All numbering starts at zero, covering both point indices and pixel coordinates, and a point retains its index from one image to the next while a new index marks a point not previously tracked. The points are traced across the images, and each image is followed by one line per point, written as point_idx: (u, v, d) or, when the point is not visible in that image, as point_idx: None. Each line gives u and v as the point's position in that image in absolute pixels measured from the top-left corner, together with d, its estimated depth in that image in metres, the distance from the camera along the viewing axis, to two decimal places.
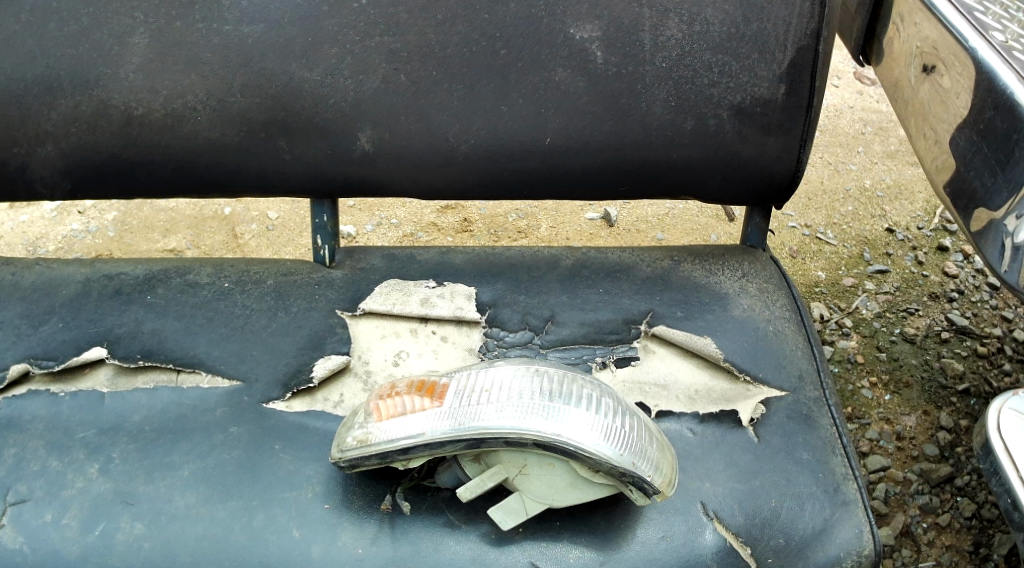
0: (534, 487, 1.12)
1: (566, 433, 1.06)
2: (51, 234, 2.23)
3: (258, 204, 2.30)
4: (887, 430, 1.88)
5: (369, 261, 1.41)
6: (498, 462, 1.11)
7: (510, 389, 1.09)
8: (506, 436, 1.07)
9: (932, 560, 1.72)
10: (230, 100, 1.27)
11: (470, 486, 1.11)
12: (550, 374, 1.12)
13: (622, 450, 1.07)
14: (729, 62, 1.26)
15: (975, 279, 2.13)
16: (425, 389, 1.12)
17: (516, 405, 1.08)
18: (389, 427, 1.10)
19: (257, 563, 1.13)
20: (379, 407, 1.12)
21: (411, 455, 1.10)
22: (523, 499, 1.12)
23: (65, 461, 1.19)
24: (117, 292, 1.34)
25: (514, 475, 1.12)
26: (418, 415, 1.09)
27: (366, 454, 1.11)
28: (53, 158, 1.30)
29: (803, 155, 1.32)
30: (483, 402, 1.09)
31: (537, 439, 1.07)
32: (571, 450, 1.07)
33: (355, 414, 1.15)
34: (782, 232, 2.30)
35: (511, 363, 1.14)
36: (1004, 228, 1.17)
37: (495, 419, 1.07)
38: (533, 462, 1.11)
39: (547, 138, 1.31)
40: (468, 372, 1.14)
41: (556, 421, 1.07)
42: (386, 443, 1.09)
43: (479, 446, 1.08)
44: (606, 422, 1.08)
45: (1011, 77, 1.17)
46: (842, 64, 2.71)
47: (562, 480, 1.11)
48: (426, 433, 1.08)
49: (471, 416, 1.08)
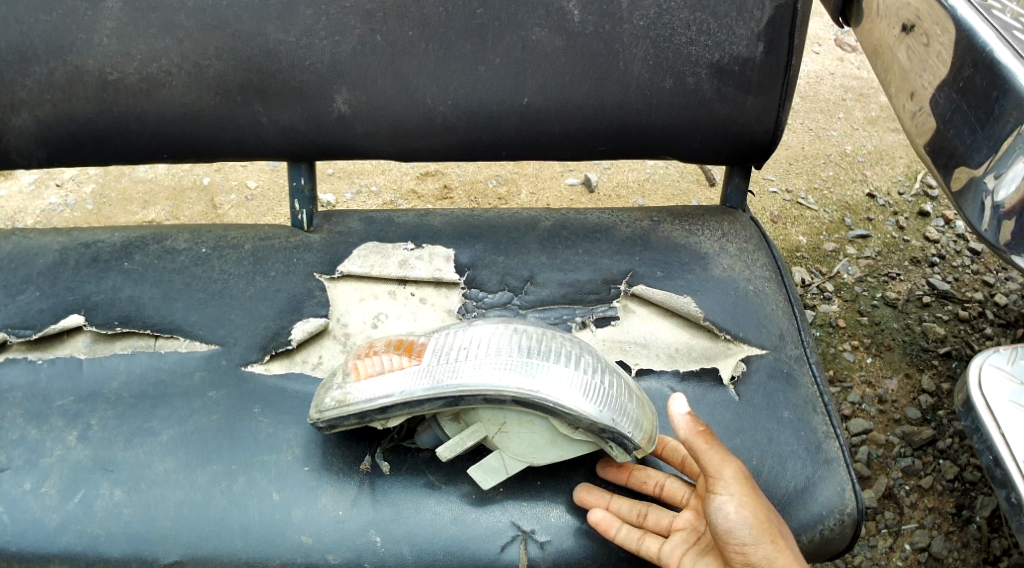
0: (513, 445, 1.12)
1: (545, 389, 1.07)
2: (29, 209, 2.19)
3: (236, 173, 2.27)
4: (869, 393, 1.86)
5: (347, 224, 1.39)
6: (478, 420, 1.12)
7: (489, 345, 1.10)
8: (485, 393, 1.07)
9: (915, 523, 1.71)
10: (205, 64, 1.26)
11: (450, 446, 1.12)
12: (528, 328, 1.12)
13: (601, 406, 1.08)
14: (707, 21, 1.26)
15: (957, 244, 2.11)
16: (403, 346, 1.13)
17: (493, 361, 1.08)
18: (367, 386, 1.10)
19: (237, 527, 1.13)
20: (357, 366, 1.12)
21: (389, 415, 1.10)
22: (502, 456, 1.13)
23: (43, 429, 1.19)
24: (94, 259, 1.33)
25: (493, 434, 1.13)
26: (396, 373, 1.10)
27: (345, 414, 1.10)
28: (29, 126, 1.28)
29: (781, 116, 1.32)
30: (462, 359, 1.09)
31: (516, 395, 1.07)
32: (551, 406, 1.07)
33: (332, 375, 1.14)
34: (763, 197, 2.27)
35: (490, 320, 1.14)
36: (984, 187, 1.17)
37: (472, 375, 1.08)
38: (512, 419, 1.12)
39: (525, 98, 1.30)
40: (447, 331, 1.14)
41: (534, 377, 1.07)
42: (364, 403, 1.09)
43: (457, 404, 1.09)
44: (585, 377, 1.09)
45: (990, 36, 1.17)
46: (823, 31, 2.69)
47: (541, 437, 1.12)
48: (405, 391, 1.08)
49: (448, 372, 1.08)
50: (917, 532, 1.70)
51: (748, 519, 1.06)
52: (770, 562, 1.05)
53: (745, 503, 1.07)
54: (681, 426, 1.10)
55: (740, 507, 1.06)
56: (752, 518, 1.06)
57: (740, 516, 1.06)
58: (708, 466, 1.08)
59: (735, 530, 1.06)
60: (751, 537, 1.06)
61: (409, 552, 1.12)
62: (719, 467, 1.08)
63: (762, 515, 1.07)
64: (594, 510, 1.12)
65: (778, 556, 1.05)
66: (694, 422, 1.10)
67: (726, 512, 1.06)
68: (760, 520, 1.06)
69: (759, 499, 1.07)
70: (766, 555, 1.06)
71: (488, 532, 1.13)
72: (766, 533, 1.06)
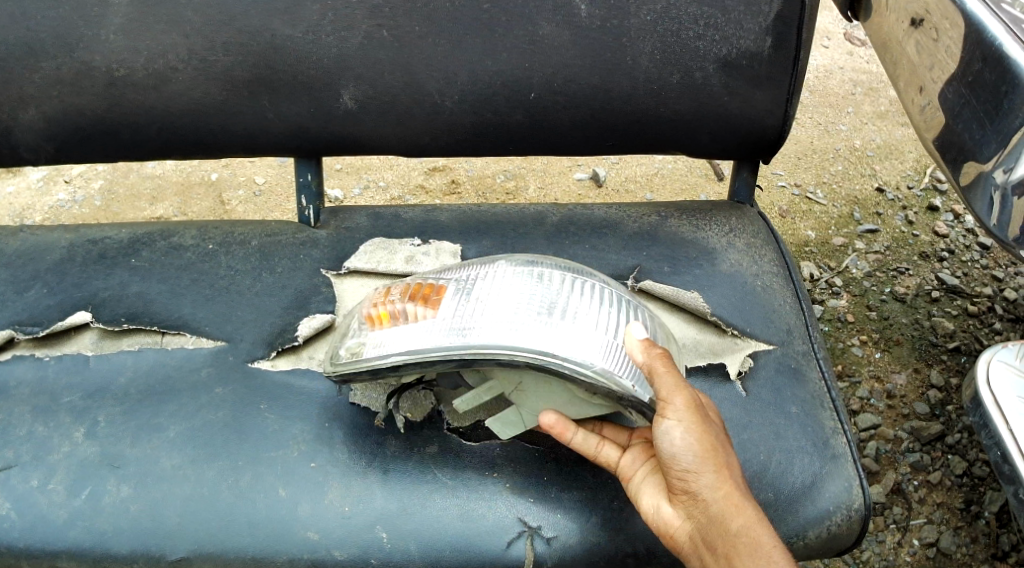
0: (530, 401, 1.14)
1: (561, 354, 1.08)
2: (37, 205, 2.19)
3: (244, 169, 2.26)
4: (878, 388, 1.85)
5: (354, 220, 1.39)
6: (495, 377, 1.12)
7: (508, 307, 1.11)
8: (499, 356, 1.08)
9: (924, 518, 1.70)
10: (213, 59, 1.26)
11: (467, 399, 1.14)
12: (551, 288, 1.13)
13: (619, 375, 1.08)
14: (715, 15, 1.26)
15: (966, 238, 2.10)
16: (422, 302, 1.14)
17: (510, 324, 1.09)
18: (383, 341, 1.11)
19: (245, 522, 1.13)
20: (376, 320, 1.14)
21: (403, 373, 1.11)
22: (520, 412, 1.15)
23: (51, 425, 1.19)
24: (101, 256, 1.33)
25: (510, 391, 1.13)
26: (413, 330, 1.11)
27: (358, 369, 1.11)
28: (36, 122, 1.29)
29: (790, 109, 1.31)
30: (479, 321, 1.10)
31: (530, 361, 1.08)
32: (567, 372, 1.08)
33: (349, 326, 1.17)
34: (772, 191, 2.25)
35: (513, 275, 1.14)
36: (992, 181, 1.16)
37: (487, 337, 1.08)
38: (529, 379, 1.12)
39: (533, 93, 1.29)
40: (471, 285, 1.15)
41: (551, 342, 1.08)
42: (378, 360, 1.10)
43: (471, 366, 1.09)
44: (604, 343, 1.09)
45: (1000, 29, 1.16)
46: (832, 25, 2.67)
47: (559, 397, 1.13)
48: (419, 351, 1.09)
49: (464, 333, 1.09)
50: (925, 527, 1.69)
51: (693, 446, 1.04)
52: (711, 493, 1.04)
53: (693, 430, 1.04)
54: (637, 351, 1.09)
55: (686, 434, 1.04)
56: (699, 445, 1.04)
57: (685, 442, 1.04)
58: (658, 391, 1.06)
59: (679, 457, 1.05)
60: (694, 465, 1.04)
61: (415, 548, 1.13)
62: (669, 393, 1.05)
63: (708, 444, 1.04)
64: (546, 413, 1.12)
65: (720, 486, 1.04)
66: (650, 347, 1.09)
67: (672, 436, 1.05)
68: (707, 447, 1.04)
69: (709, 428, 1.05)
70: (709, 485, 1.04)
71: (494, 527, 1.13)
72: (711, 462, 1.04)
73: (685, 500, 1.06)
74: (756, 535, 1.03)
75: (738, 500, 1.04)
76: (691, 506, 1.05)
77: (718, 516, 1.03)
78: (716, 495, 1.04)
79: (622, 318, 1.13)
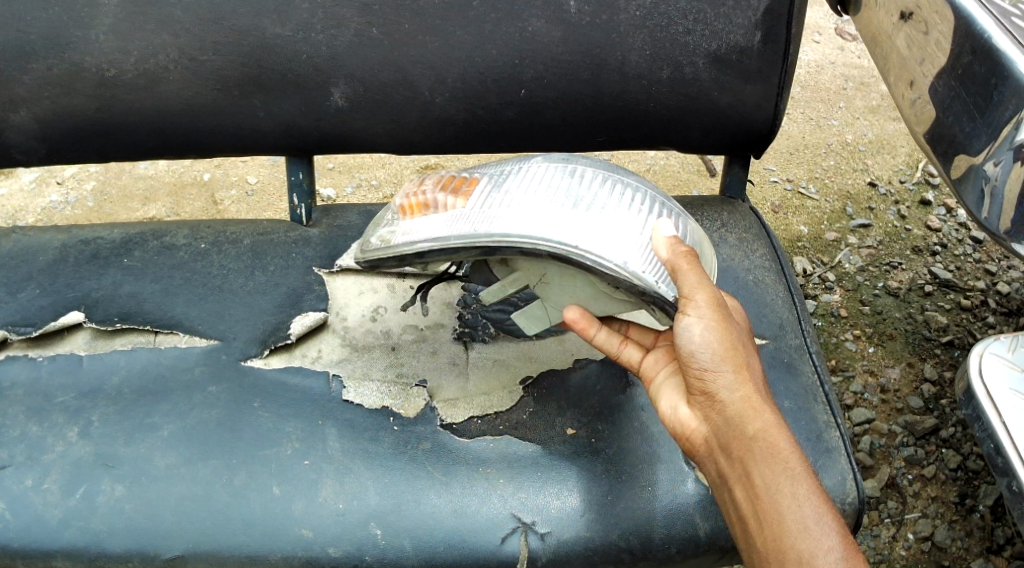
0: (554, 296, 1.16)
1: (585, 248, 1.07)
2: (29, 206, 2.18)
3: (236, 169, 2.26)
4: (871, 382, 1.86)
5: (345, 219, 1.39)
6: (520, 269, 1.14)
7: (536, 198, 1.10)
8: (521, 245, 1.08)
9: (918, 512, 1.71)
10: (203, 59, 1.26)
11: (494, 291, 1.17)
12: (582, 181, 1.13)
13: (643, 270, 1.07)
14: (704, 10, 1.26)
15: (959, 232, 2.11)
16: (453, 192, 1.14)
17: (536, 215, 1.09)
18: (411, 229, 1.13)
19: (239, 521, 1.13)
20: (407, 208, 1.15)
21: (428, 261, 1.13)
22: (546, 307, 1.18)
23: (44, 425, 1.19)
24: (94, 256, 1.33)
25: (536, 283, 1.15)
26: (439, 219, 1.12)
27: (386, 256, 1.14)
28: (28, 123, 1.29)
29: (780, 104, 1.32)
30: (505, 211, 1.10)
31: (552, 251, 1.07)
32: (590, 264, 1.07)
33: (384, 214, 1.19)
34: (765, 186, 2.26)
35: (546, 168, 1.14)
36: (983, 173, 1.16)
37: (511, 227, 1.08)
38: (553, 273, 1.13)
39: (523, 89, 1.30)
40: (504, 176, 1.14)
41: (575, 233, 1.08)
42: (405, 246, 1.12)
43: (493, 254, 1.10)
44: (631, 239, 1.09)
45: (989, 22, 1.16)
46: (824, 20, 2.66)
47: (582, 291, 1.14)
48: (443, 238, 1.10)
49: (488, 220, 1.09)
50: (920, 521, 1.70)
51: (711, 344, 1.06)
52: (729, 394, 1.06)
53: (713, 328, 1.07)
54: (664, 248, 1.09)
55: (706, 331, 1.06)
56: (718, 343, 1.06)
57: (704, 340, 1.07)
58: (681, 288, 1.07)
59: (697, 354, 1.07)
60: (711, 363, 1.06)
61: (410, 545, 1.13)
62: (691, 289, 1.07)
63: (727, 343, 1.07)
64: (570, 308, 1.15)
65: (738, 386, 1.06)
66: (676, 244, 1.09)
67: (692, 333, 1.07)
68: (725, 346, 1.07)
69: (729, 327, 1.07)
70: (728, 386, 1.07)
71: (488, 524, 1.13)
72: (730, 362, 1.07)
73: (702, 401, 1.08)
74: (772, 438, 1.05)
75: (756, 403, 1.06)
76: (708, 407, 1.08)
77: (735, 418, 1.06)
78: (735, 396, 1.06)
79: (651, 216, 1.12)
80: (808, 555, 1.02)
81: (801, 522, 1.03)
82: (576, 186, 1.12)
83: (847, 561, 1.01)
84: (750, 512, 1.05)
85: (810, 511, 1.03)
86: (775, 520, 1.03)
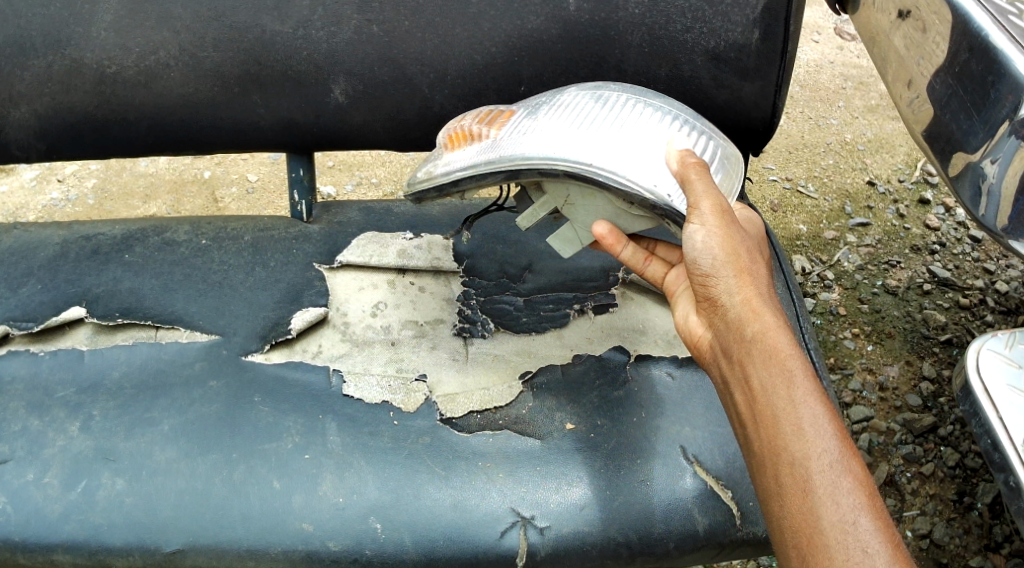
0: (581, 217, 1.20)
1: (598, 165, 1.13)
2: (30, 204, 2.19)
3: (236, 167, 2.27)
4: (870, 380, 1.87)
5: (345, 215, 1.40)
6: (546, 192, 1.19)
7: (556, 124, 1.17)
8: (540, 165, 1.14)
9: (917, 509, 1.71)
10: (202, 55, 1.26)
11: (528, 215, 1.21)
12: (605, 108, 1.19)
13: (651, 185, 1.12)
14: (702, 8, 1.25)
15: (957, 231, 2.11)
16: (488, 124, 1.21)
17: (555, 137, 1.15)
18: (449, 160, 1.18)
19: (238, 516, 1.14)
20: (446, 143, 1.21)
21: (463, 189, 1.18)
22: (575, 229, 1.21)
23: (45, 420, 1.20)
24: (94, 252, 1.33)
25: (561, 206, 1.19)
26: (470, 149, 1.18)
27: (427, 188, 1.19)
28: (29, 119, 1.30)
29: (779, 100, 1.31)
30: (526, 136, 1.16)
31: (568, 170, 1.13)
32: (603, 181, 1.13)
33: (430, 153, 1.24)
34: (764, 185, 2.26)
35: (575, 96, 1.20)
36: (980, 170, 1.17)
37: (529, 148, 1.14)
38: (575, 192, 1.17)
39: (522, 87, 1.31)
40: (535, 107, 1.21)
41: (590, 153, 1.13)
42: (443, 177, 1.17)
43: (517, 178, 1.15)
44: (644, 157, 1.14)
45: (986, 20, 1.16)
46: (823, 20, 2.67)
47: (604, 209, 1.18)
48: (470, 164, 1.16)
49: (512, 145, 1.16)
50: (918, 518, 1.70)
51: (714, 249, 1.06)
52: (730, 298, 1.05)
53: (716, 234, 1.06)
54: (674, 161, 1.13)
55: (708, 237, 1.06)
56: (720, 249, 1.06)
57: (706, 244, 1.06)
58: (689, 198, 1.09)
59: (700, 259, 1.06)
60: (712, 268, 1.06)
61: (409, 539, 1.13)
62: (697, 198, 1.08)
63: (730, 250, 1.06)
64: (598, 224, 1.17)
65: (740, 291, 1.04)
66: (686, 157, 1.12)
67: (695, 240, 1.07)
68: (728, 252, 1.06)
69: (734, 235, 1.07)
70: (729, 291, 1.05)
71: (487, 518, 1.14)
72: (732, 267, 1.05)
73: (706, 308, 1.07)
74: (770, 341, 1.01)
75: (757, 306, 1.04)
76: (711, 313, 1.07)
77: (735, 321, 1.04)
78: (734, 300, 1.04)
79: (667, 136, 1.17)
80: (800, 457, 0.97)
81: (795, 423, 0.98)
82: (599, 111, 1.19)
83: (840, 464, 0.96)
84: (747, 414, 1.02)
85: (805, 415, 0.98)
86: (770, 420, 0.99)
